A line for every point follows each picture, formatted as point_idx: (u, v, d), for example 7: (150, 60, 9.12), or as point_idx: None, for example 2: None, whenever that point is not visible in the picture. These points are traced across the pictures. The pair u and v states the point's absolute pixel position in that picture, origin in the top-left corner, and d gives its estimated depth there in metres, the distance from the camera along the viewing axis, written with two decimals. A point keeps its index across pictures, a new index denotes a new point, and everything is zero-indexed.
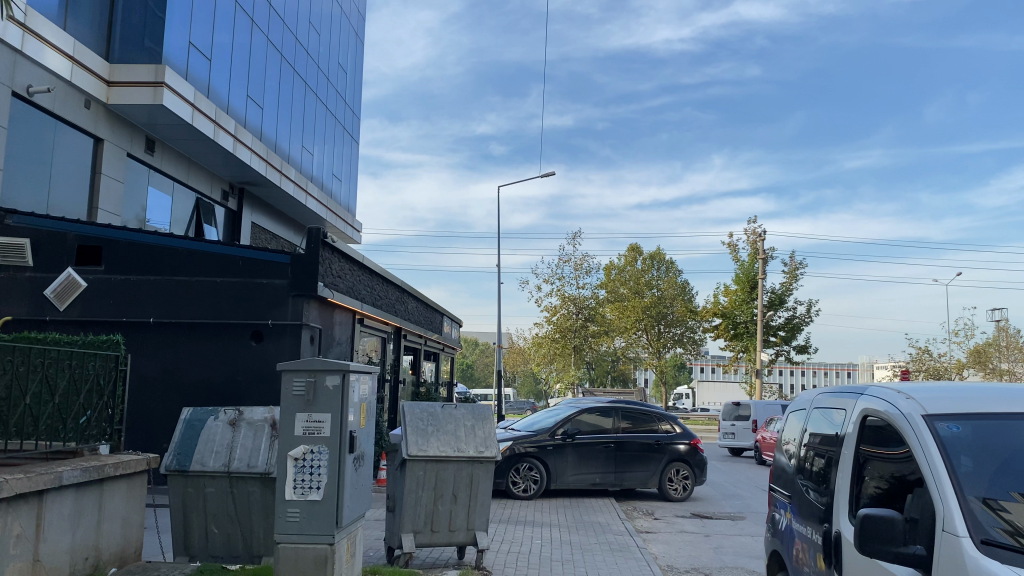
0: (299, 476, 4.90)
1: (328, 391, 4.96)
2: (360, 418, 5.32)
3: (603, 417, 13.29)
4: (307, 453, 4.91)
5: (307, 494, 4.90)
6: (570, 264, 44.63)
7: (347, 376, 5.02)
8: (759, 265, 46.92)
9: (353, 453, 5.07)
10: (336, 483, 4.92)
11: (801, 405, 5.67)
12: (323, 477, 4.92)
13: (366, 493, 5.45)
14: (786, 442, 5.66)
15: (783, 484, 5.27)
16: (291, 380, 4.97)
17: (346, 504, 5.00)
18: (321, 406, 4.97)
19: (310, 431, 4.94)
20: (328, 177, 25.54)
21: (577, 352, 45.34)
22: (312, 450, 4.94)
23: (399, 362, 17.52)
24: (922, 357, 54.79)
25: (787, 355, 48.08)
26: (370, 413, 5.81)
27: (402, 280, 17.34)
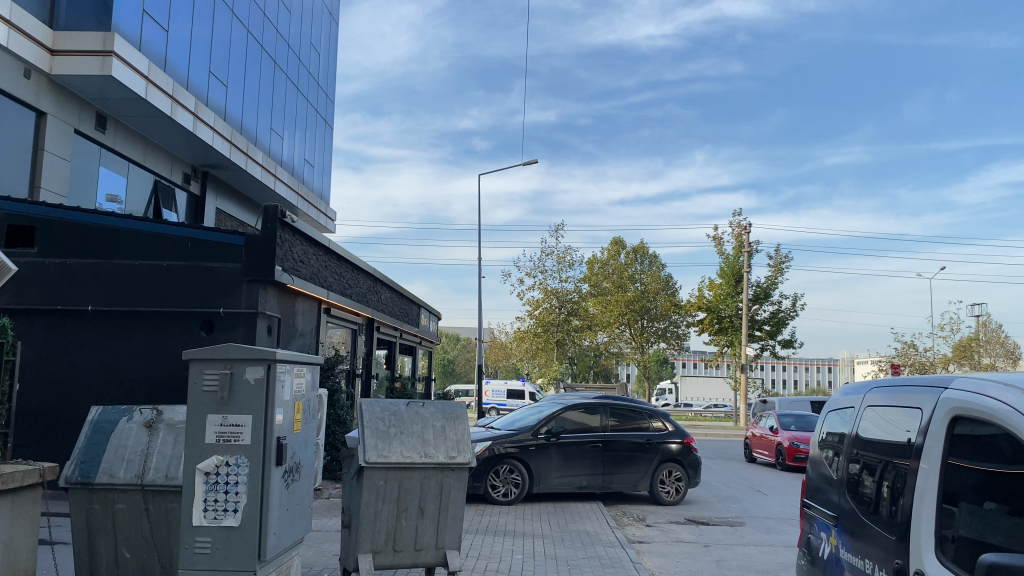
0: (211, 494, 4.30)
1: (248, 388, 4.34)
2: (295, 422, 4.67)
3: (589, 414, 12.31)
4: (222, 466, 4.30)
5: (220, 518, 4.30)
6: (553, 257, 43.71)
7: (272, 371, 4.40)
8: (744, 258, 46.21)
9: (281, 465, 4.45)
10: (257, 502, 4.32)
11: (840, 403, 4.61)
12: (240, 496, 4.31)
13: (304, 511, 4.84)
14: (819, 446, 4.66)
15: (821, 500, 4.28)
16: (203, 375, 4.34)
17: (271, 527, 4.39)
18: (239, 408, 4.34)
19: (225, 439, 4.32)
20: (300, 163, 24.35)
21: (560, 347, 44.45)
22: (228, 461, 4.33)
23: (371, 355, 16.45)
24: (907, 352, 54.40)
25: (772, 349, 47.41)
26: (317, 412, 5.12)
27: (375, 268, 16.26)
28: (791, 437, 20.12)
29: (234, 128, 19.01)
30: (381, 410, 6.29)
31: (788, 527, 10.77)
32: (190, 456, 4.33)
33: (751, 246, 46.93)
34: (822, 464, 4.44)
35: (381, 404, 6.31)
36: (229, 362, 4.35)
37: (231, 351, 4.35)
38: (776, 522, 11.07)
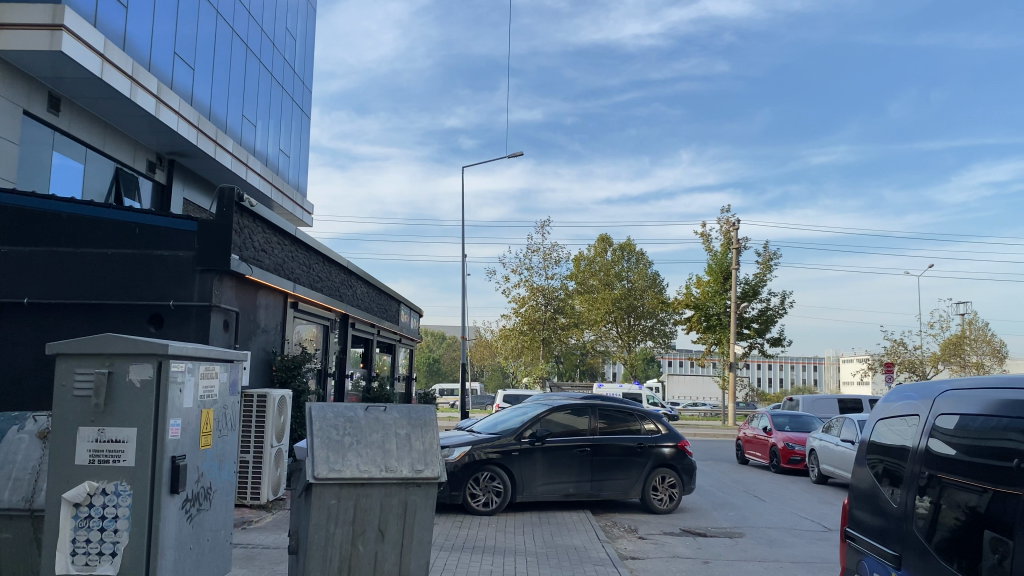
0: (84, 527, 3.95)
1: (128, 396, 4.01)
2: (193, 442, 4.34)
3: (576, 416, 11.46)
4: (99, 492, 3.96)
5: (97, 557, 3.95)
6: (538, 253, 42.89)
7: (159, 376, 4.06)
8: (732, 255, 45.53)
9: (173, 490, 4.11)
10: (142, 534, 3.98)
11: (888, 405, 3.83)
12: (121, 528, 3.97)
13: (207, 543, 4.53)
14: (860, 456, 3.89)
15: (869, 528, 3.53)
16: (74, 382, 4.02)
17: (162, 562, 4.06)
18: (118, 422, 4.01)
19: (102, 459, 3.98)
20: (275, 153, 23.34)
21: (546, 346, 43.53)
22: (107, 486, 3.99)
23: (345, 353, 15.51)
24: (896, 350, 53.96)
25: (761, 348, 46.76)
26: (224, 427, 4.79)
27: (349, 262, 15.35)
28: (785, 438, 19.35)
29: (201, 114, 17.98)
30: (334, 415, 5.38)
31: (792, 539, 9.94)
32: (60, 480, 3.98)
33: (740, 242, 46.27)
34: (868, 481, 3.66)
35: (334, 409, 5.39)
36: (104, 361, 4.02)
37: (109, 344, 4.02)
38: (778, 533, 10.24)
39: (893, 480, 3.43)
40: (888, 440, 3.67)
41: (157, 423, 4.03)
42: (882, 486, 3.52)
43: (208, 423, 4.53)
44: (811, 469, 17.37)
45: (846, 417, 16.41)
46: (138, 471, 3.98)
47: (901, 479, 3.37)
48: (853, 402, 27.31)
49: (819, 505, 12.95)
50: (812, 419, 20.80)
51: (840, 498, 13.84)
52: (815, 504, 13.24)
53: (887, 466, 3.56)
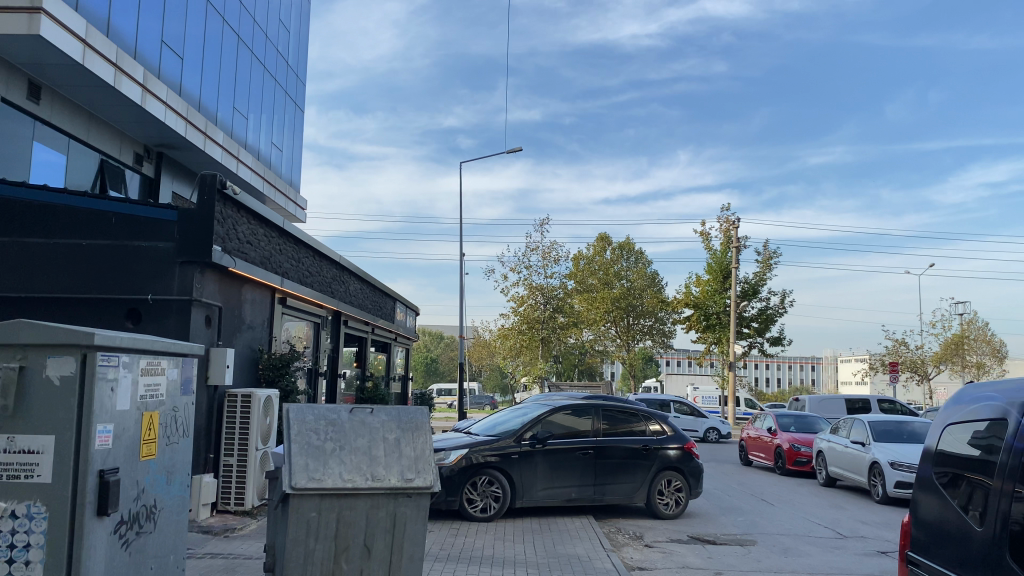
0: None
1: (46, 398, 3.57)
2: (128, 454, 3.90)
3: (578, 417, 10.93)
4: (12, 510, 3.51)
5: None
6: (537, 252, 42.38)
7: (83, 376, 3.62)
8: (732, 254, 45.04)
9: (101, 509, 3.67)
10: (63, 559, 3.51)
11: (962, 413, 3.55)
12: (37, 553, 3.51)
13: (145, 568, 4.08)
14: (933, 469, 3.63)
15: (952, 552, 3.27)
16: None
17: None
18: (34, 429, 3.56)
19: (16, 471, 3.53)
20: (267, 147, 22.79)
21: (545, 345, 43.00)
22: (21, 504, 3.53)
23: (337, 352, 14.96)
24: (897, 349, 53.51)
25: (761, 347, 46.29)
26: (167, 435, 4.36)
27: (341, 256, 14.81)
28: (790, 439, 18.85)
29: (189, 105, 17.41)
30: (314, 418, 4.83)
31: (806, 547, 9.40)
32: None
33: (740, 241, 45.75)
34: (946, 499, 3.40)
35: (315, 410, 4.84)
36: (18, 355, 3.58)
37: (23, 336, 3.57)
38: (791, 540, 9.71)
39: (978, 500, 3.15)
40: (965, 452, 3.40)
41: (80, 430, 3.58)
42: (964, 507, 3.25)
43: (151, 428, 4.13)
44: (819, 471, 16.87)
45: (855, 417, 15.90)
46: (56, 488, 3.52)
47: (986, 499, 3.10)
48: (857, 402, 26.83)
49: (830, 510, 12.42)
50: (818, 420, 20.28)
51: (851, 503, 13.32)
52: (825, 509, 12.72)
53: (969, 483, 3.29)
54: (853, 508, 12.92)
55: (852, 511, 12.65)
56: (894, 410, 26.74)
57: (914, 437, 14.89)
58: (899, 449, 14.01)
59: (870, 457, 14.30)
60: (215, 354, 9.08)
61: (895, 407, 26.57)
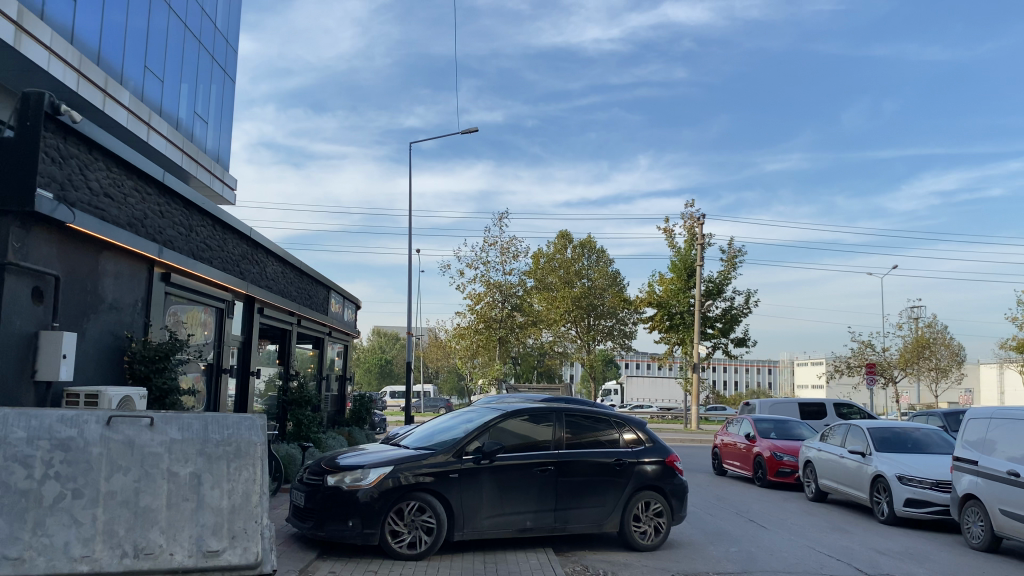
0: None
1: None
2: None
3: (536, 425, 8.80)
4: None
5: None
6: (495, 247, 40.22)
7: None
8: (698, 251, 43.22)
9: None
10: None
11: None
12: None
13: None
14: None
15: None
16: None
17: None
18: None
19: None
20: (188, 116, 20.22)
21: (502, 345, 40.77)
22: None
23: (248, 346, 12.59)
24: (861, 351, 52.45)
25: (725, 348, 44.70)
26: None
27: (256, 231, 12.48)
28: (771, 446, 16.93)
29: (83, 54, 14.82)
30: (27, 436, 3.80)
31: None
32: None
33: (705, 237, 44.11)
34: None
35: (36, 426, 3.82)
36: None
37: None
38: None
39: None
40: None
41: None
42: None
43: None
44: (807, 485, 14.90)
45: (851, 423, 13.97)
46: None
47: None
48: (813, 406, 25.09)
49: (834, 537, 10.45)
50: (799, 425, 18.43)
51: (856, 527, 11.35)
52: (828, 534, 10.71)
53: None
54: (860, 533, 10.92)
55: (860, 537, 10.65)
56: (852, 414, 25.21)
57: (920, 445, 12.99)
58: (907, 460, 12.07)
59: (873, 470, 12.37)
60: (47, 338, 6.72)
61: (854, 411, 25.03)
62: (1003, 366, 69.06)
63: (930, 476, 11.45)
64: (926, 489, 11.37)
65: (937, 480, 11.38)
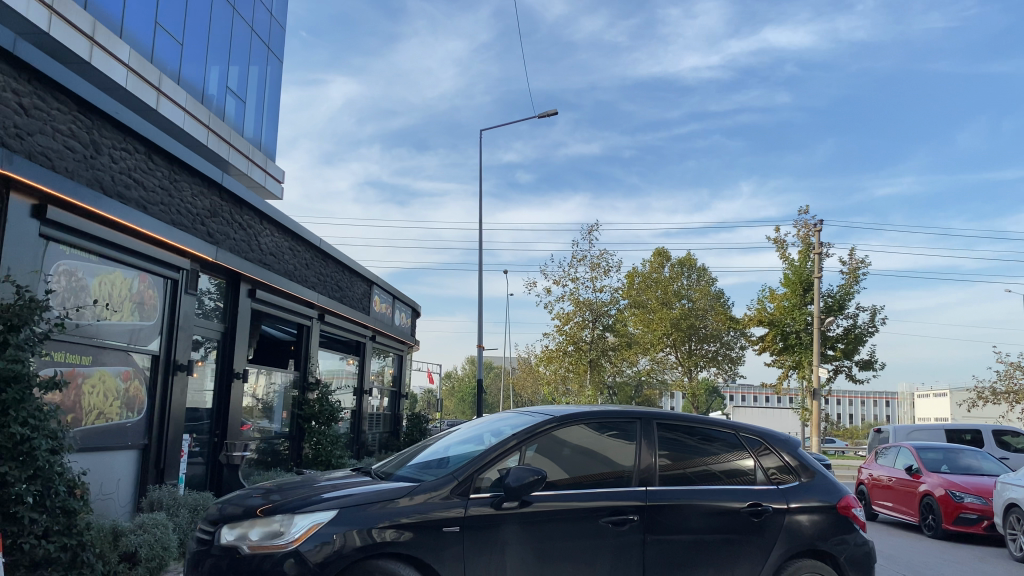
0: None
1: None
2: None
3: (610, 441, 5.15)
4: None
5: None
6: (584, 261, 36.44)
7: None
8: (815, 261, 38.20)
9: None
10: None
11: None
12: None
13: None
14: None
15: None
16: None
17: None
18: None
19: None
20: (219, 92, 17.56)
21: (594, 370, 36.66)
22: None
23: (231, 337, 9.44)
24: (1010, 377, 45.71)
25: (849, 371, 39.29)
26: None
27: (237, 185, 9.36)
28: (946, 484, 12.62)
29: None
30: None
31: None
32: None
33: (820, 247, 39.04)
34: None
35: None
36: None
37: None
38: None
39: None
40: None
41: None
42: None
43: None
44: (1012, 539, 10.57)
45: None
46: None
47: None
48: (967, 434, 20.21)
49: None
50: (976, 456, 13.93)
51: None
52: None
53: None
54: None
55: None
56: (1019, 445, 20.15)
57: None
58: None
59: None
60: None
61: (1022, 441, 20.03)
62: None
63: None
64: None
65: None
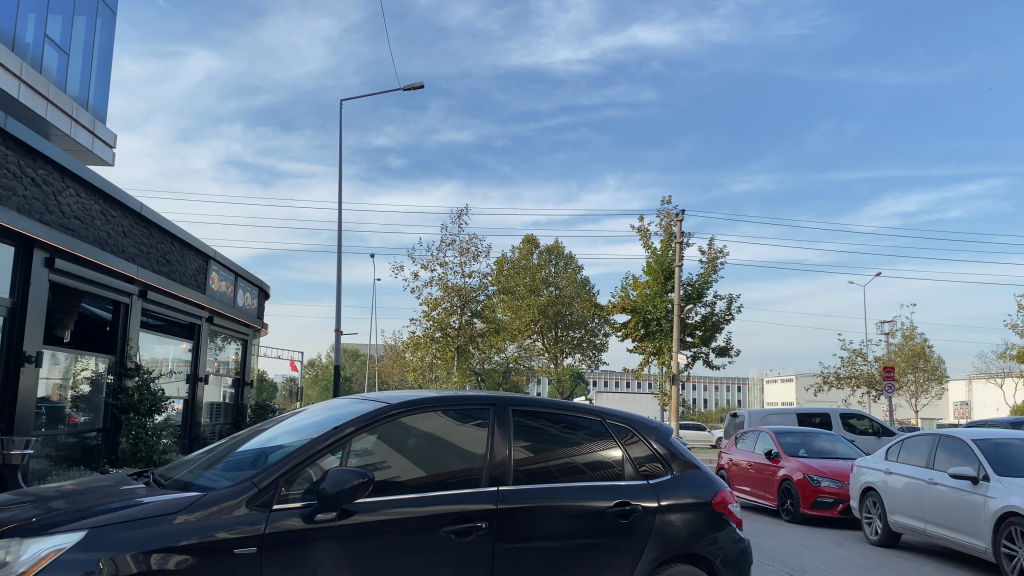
0: None
1: None
2: None
3: (457, 433, 4.31)
4: None
5: None
6: (451, 246, 35.55)
7: None
8: (676, 250, 38.95)
9: None
10: None
11: None
12: None
13: None
14: None
15: None
16: None
17: None
18: None
19: None
20: (35, 41, 15.45)
21: (461, 357, 35.88)
22: None
23: (21, 313, 7.96)
24: (851, 363, 48.43)
25: (707, 357, 40.39)
26: None
27: (30, 133, 7.86)
28: (804, 468, 12.62)
29: None
30: None
31: None
32: None
33: (682, 237, 39.84)
34: None
35: None
36: None
37: None
38: None
39: None
40: None
41: None
42: None
43: None
44: (868, 523, 10.56)
45: (943, 434, 9.64)
46: None
47: None
48: (816, 417, 20.80)
49: None
50: (830, 439, 14.09)
51: None
52: None
53: None
54: None
55: None
56: (862, 427, 20.91)
57: None
58: None
59: (996, 505, 8.03)
60: None
61: (865, 424, 20.76)
62: (986, 383, 65.69)
63: None
64: None
65: None
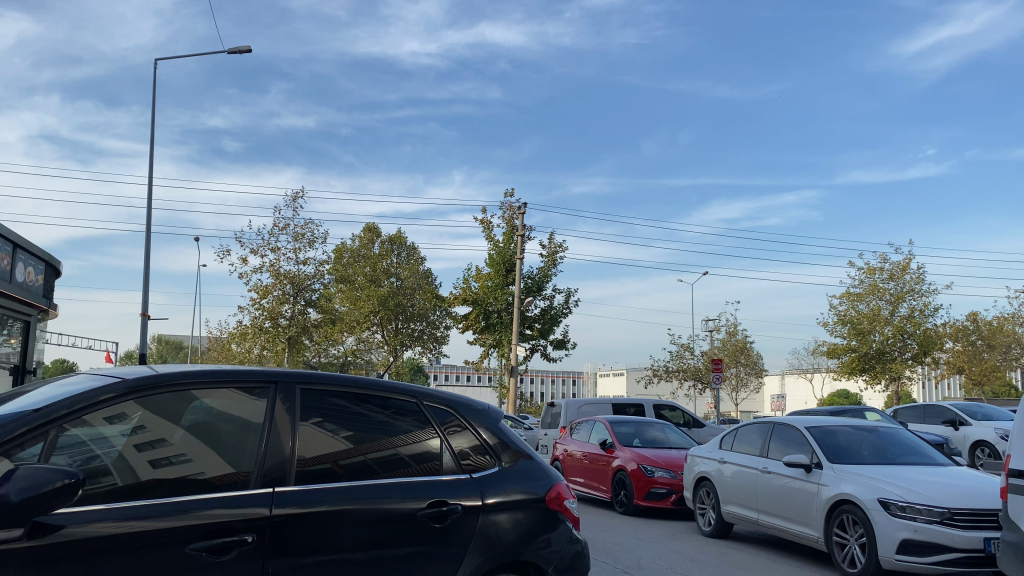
0: None
1: None
2: None
3: (221, 416, 3.30)
4: None
5: None
6: (286, 231, 33.53)
7: None
8: (518, 243, 38.73)
9: None
10: None
11: None
12: None
13: None
14: None
15: None
16: None
17: None
18: None
19: None
20: None
21: (292, 349, 33.91)
22: None
23: None
24: (679, 357, 50.25)
25: (544, 350, 40.52)
26: None
27: None
28: (638, 458, 12.34)
29: None
30: None
31: None
32: None
33: (524, 230, 39.71)
34: None
35: None
36: None
37: None
38: None
39: None
40: None
41: None
42: None
43: None
44: (701, 514, 10.35)
45: (776, 422, 9.51)
46: None
47: None
48: (630, 407, 20.81)
49: None
50: (662, 428, 13.96)
51: None
52: None
53: None
54: None
55: None
56: (673, 417, 21.26)
57: (879, 450, 8.58)
58: (884, 474, 7.67)
59: (829, 492, 7.87)
60: None
61: (677, 414, 21.18)
62: (798, 377, 70.39)
63: (937, 502, 6.97)
64: (933, 525, 6.86)
65: (949, 509, 6.91)
